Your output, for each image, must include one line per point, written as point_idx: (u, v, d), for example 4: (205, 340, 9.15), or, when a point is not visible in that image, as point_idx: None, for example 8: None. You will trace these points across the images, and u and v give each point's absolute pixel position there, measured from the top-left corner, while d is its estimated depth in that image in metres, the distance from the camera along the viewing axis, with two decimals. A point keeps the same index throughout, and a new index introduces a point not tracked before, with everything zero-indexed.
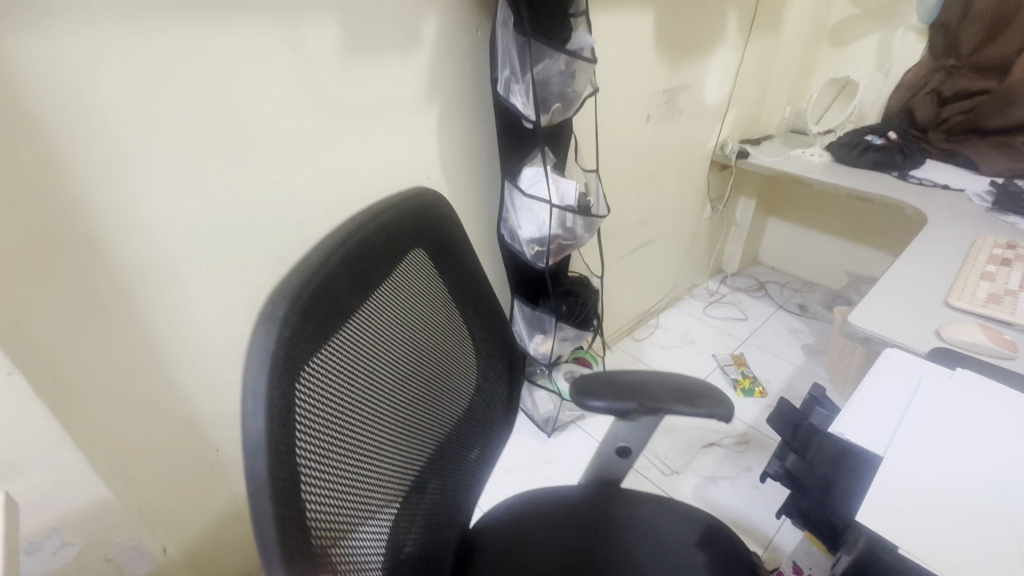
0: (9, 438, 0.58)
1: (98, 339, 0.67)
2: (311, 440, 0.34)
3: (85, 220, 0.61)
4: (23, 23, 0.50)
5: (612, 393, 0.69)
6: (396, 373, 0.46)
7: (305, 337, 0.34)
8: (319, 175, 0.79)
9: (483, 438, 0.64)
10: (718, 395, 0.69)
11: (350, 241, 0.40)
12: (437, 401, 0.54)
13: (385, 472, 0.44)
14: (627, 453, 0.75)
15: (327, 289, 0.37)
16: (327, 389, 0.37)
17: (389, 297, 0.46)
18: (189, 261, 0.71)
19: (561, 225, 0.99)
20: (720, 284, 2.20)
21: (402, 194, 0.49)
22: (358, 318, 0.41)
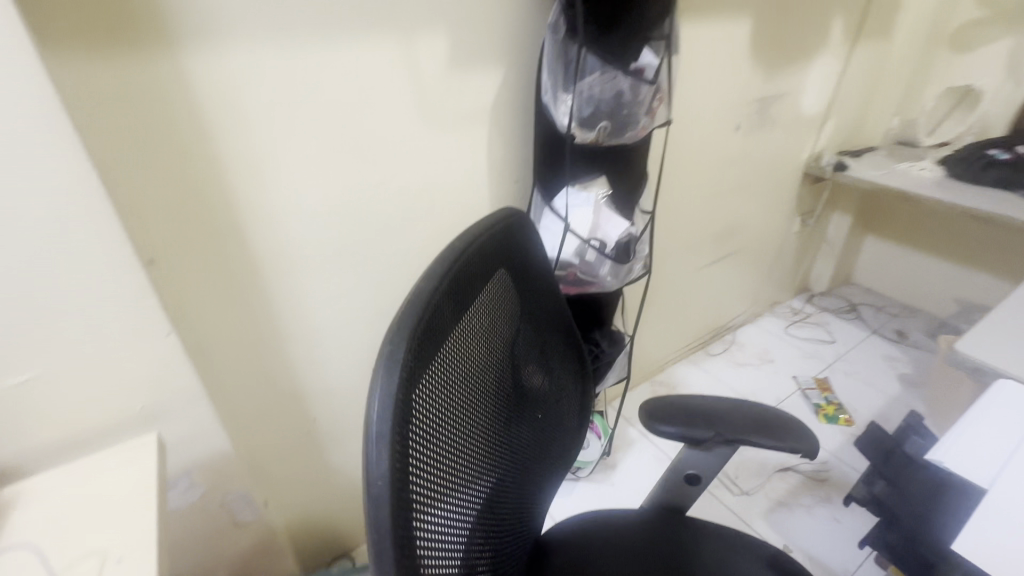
0: (164, 388, 0.69)
1: (233, 312, 0.77)
2: (417, 462, 0.37)
3: (233, 210, 0.71)
4: (204, 43, 0.61)
5: (686, 420, 0.69)
6: (482, 395, 0.49)
7: (415, 364, 0.37)
8: (420, 176, 0.86)
9: (549, 453, 0.67)
10: (797, 429, 0.68)
11: (449, 263, 0.44)
12: (514, 420, 0.56)
13: (472, 489, 0.47)
14: (696, 480, 0.75)
15: (429, 319, 0.40)
16: (429, 414, 0.40)
17: (475, 322, 0.48)
18: (308, 248, 0.80)
19: (580, 256, 0.95)
20: (806, 303, 2.08)
21: (483, 219, 0.52)
22: (452, 344, 0.44)
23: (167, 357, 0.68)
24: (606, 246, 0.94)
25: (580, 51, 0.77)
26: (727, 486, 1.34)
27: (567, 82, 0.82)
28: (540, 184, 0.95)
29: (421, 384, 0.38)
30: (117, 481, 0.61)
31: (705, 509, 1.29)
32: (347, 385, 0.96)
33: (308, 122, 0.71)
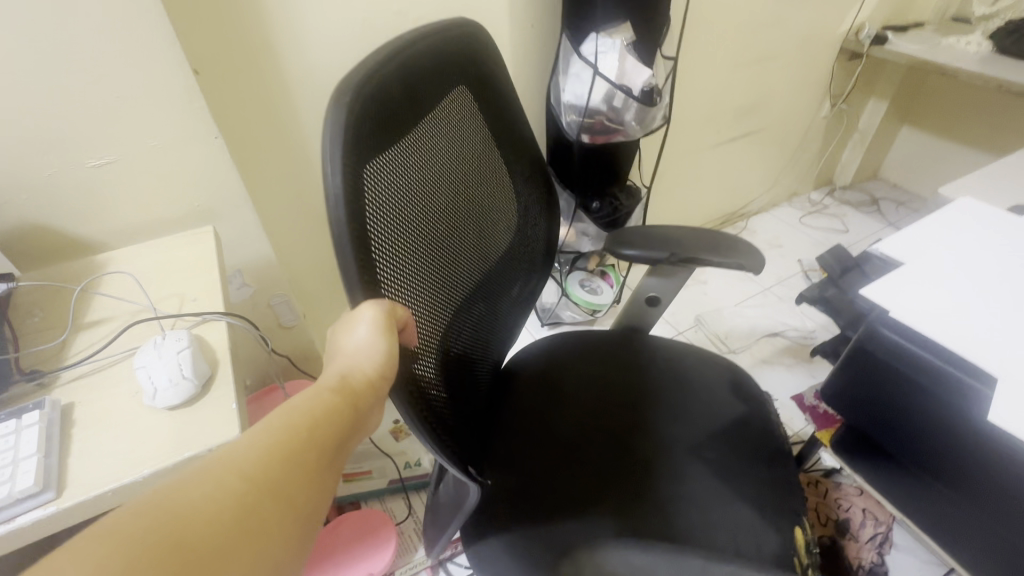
0: (216, 189, 0.81)
1: (270, 133, 0.87)
2: (381, 223, 0.42)
3: (263, 31, 0.77)
4: None
5: (644, 243, 0.74)
6: (449, 195, 0.54)
7: (366, 137, 0.40)
8: (436, 10, 0.89)
9: (521, 280, 0.74)
10: (745, 249, 0.73)
11: (405, 50, 0.46)
12: (483, 233, 0.62)
13: (439, 277, 0.54)
14: (656, 303, 0.83)
15: (386, 95, 0.43)
16: (393, 186, 0.44)
17: (438, 123, 0.52)
18: (333, 76, 0.87)
19: (607, 103, 1.01)
20: (827, 196, 2.07)
21: (443, 20, 0.53)
22: (414, 134, 0.48)
23: (217, 158, 0.78)
24: (634, 92, 0.99)
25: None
26: (716, 344, 1.47)
27: None
28: (568, 30, 0.98)
29: (375, 163, 0.42)
30: (186, 254, 0.75)
31: None
32: None
33: None
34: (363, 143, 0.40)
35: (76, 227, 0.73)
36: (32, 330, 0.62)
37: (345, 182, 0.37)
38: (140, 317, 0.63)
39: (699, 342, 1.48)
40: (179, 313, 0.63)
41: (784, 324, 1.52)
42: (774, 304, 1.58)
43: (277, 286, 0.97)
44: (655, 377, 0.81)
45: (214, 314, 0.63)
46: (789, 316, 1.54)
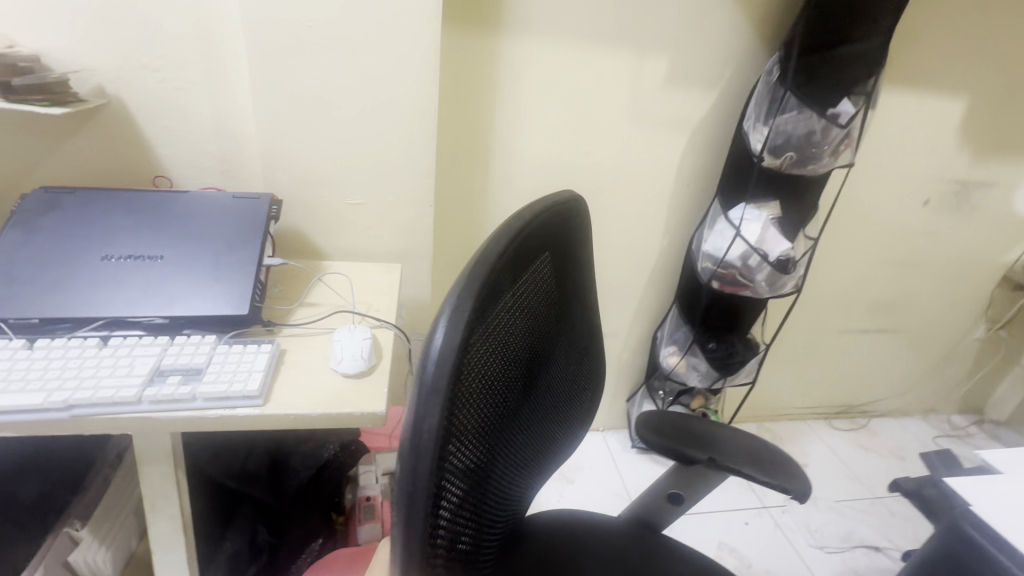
0: (413, 240, 1.06)
1: (463, 211, 1.14)
2: (469, 415, 0.41)
3: (487, 143, 1.07)
4: (516, 33, 0.97)
5: (682, 440, 0.75)
6: (524, 373, 0.53)
7: (477, 323, 0.40)
8: (613, 156, 1.14)
9: (559, 441, 0.72)
10: (788, 469, 0.72)
11: (516, 233, 0.47)
12: (541, 405, 0.61)
13: (500, 458, 0.51)
14: (676, 502, 0.80)
15: (497, 283, 0.43)
16: (488, 375, 0.43)
17: (527, 297, 0.51)
18: (521, 183, 1.13)
19: (743, 260, 1.12)
20: (972, 424, 1.86)
21: (547, 194, 0.55)
22: (510, 315, 0.47)
23: (424, 219, 1.04)
24: (771, 257, 1.09)
25: (784, 93, 0.99)
26: (804, 534, 1.35)
27: (764, 115, 1.04)
28: (722, 196, 1.16)
29: (479, 348, 0.41)
30: (377, 277, 1.00)
31: (771, 538, 1.33)
32: None
33: (554, 96, 1.05)
34: (473, 331, 0.39)
35: (319, 238, 1.03)
36: (275, 294, 0.88)
37: (444, 382, 0.37)
38: (341, 309, 0.86)
39: (785, 525, 1.37)
40: (366, 315, 0.85)
41: (889, 541, 1.35)
42: (882, 517, 1.43)
43: (421, 324, 1.19)
44: None
45: (388, 324, 0.84)
46: (897, 536, 1.37)
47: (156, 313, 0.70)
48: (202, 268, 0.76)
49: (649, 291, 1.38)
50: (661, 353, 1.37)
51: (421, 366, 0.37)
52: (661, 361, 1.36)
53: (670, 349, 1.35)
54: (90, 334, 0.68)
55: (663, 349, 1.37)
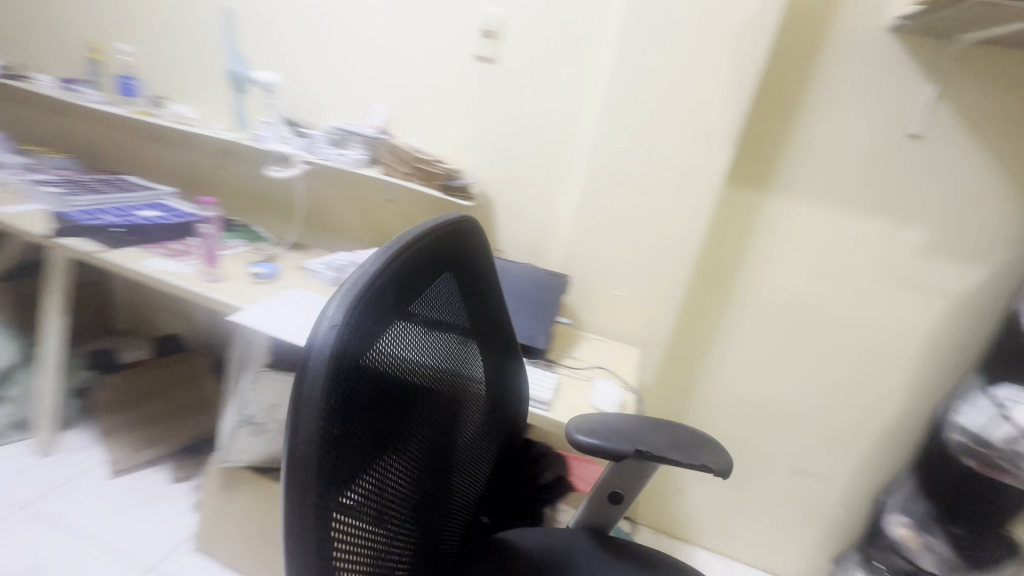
0: (654, 332, 1.32)
1: (699, 319, 1.36)
2: (356, 427, 0.41)
3: (735, 270, 1.30)
4: (782, 194, 1.21)
5: (612, 437, 0.77)
6: (419, 390, 0.54)
7: (362, 324, 0.41)
8: (854, 303, 1.24)
9: (469, 484, 0.70)
10: (709, 447, 0.75)
11: (403, 251, 0.49)
12: (447, 434, 0.61)
13: (401, 482, 0.51)
14: (620, 499, 0.83)
15: (381, 295, 0.44)
16: (373, 387, 0.44)
17: (416, 315, 0.53)
18: (757, 308, 1.31)
19: (1005, 441, 1.01)
20: None
21: (436, 220, 0.58)
22: (396, 328, 0.48)
23: (667, 318, 1.30)
24: None
25: None
26: None
27: None
28: (984, 370, 1.13)
29: (362, 355, 0.42)
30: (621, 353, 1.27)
31: None
32: (718, 401, 1.42)
33: (805, 245, 1.23)
34: (358, 335, 0.41)
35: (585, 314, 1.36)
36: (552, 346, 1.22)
37: (321, 389, 0.36)
38: (598, 368, 1.15)
39: None
40: (616, 377, 1.12)
41: None
42: None
43: None
44: None
45: (630, 388, 1.08)
46: None
47: None
48: (520, 313, 1.15)
49: (871, 445, 1.34)
50: (887, 519, 1.28)
51: (300, 371, 0.37)
52: (886, 528, 1.26)
53: (900, 518, 1.24)
54: None
55: (890, 516, 1.27)
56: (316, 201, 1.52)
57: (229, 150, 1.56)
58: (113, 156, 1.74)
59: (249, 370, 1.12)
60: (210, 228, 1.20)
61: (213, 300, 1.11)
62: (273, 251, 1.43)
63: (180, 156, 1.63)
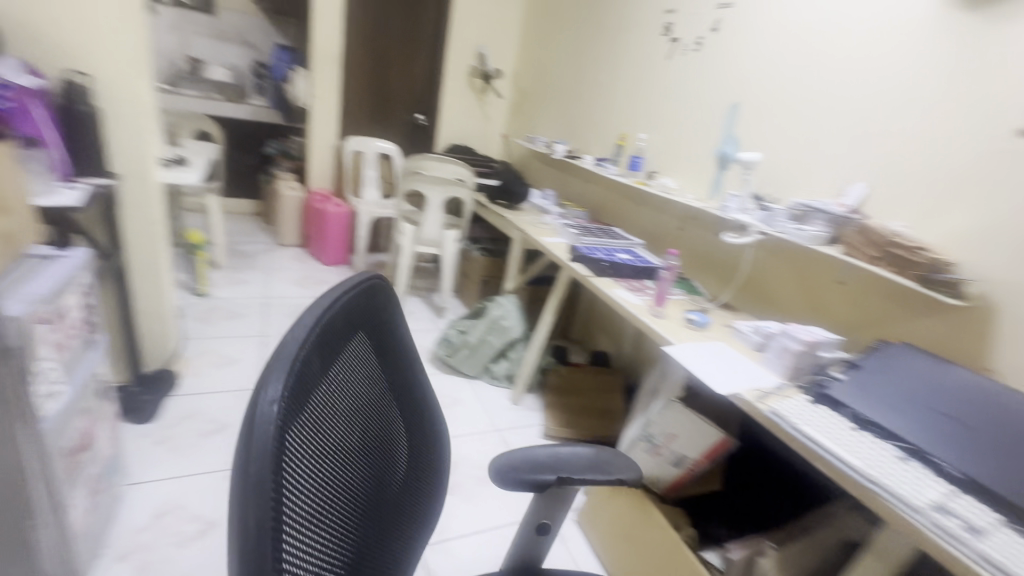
0: None
1: None
2: (296, 507, 0.36)
3: None
4: None
5: (531, 468, 0.80)
6: (352, 452, 0.50)
7: (299, 392, 0.38)
8: None
9: (400, 554, 0.62)
10: (619, 464, 0.84)
11: (321, 314, 0.45)
12: (377, 499, 0.55)
13: (345, 552, 0.46)
14: (545, 530, 0.86)
15: (304, 366, 0.40)
16: (307, 461, 0.40)
17: (343, 372, 0.49)
18: None
19: None
20: None
21: (351, 277, 0.54)
22: (324, 390, 0.44)
23: None
24: None
25: None
26: None
27: None
28: None
29: (294, 427, 0.37)
30: None
31: None
32: None
33: None
34: (297, 404, 0.38)
35: None
36: None
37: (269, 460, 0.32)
38: None
39: None
40: None
41: None
42: None
43: None
44: None
45: None
46: None
47: (953, 464, 0.85)
48: (1008, 454, 0.83)
49: None
50: None
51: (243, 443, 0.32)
52: None
53: None
54: (895, 447, 0.92)
55: None
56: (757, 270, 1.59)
57: (693, 217, 1.84)
58: (609, 213, 2.36)
59: (665, 397, 1.32)
60: (666, 273, 1.46)
61: (653, 330, 1.36)
62: (705, 305, 1.59)
63: (655, 217, 2.04)
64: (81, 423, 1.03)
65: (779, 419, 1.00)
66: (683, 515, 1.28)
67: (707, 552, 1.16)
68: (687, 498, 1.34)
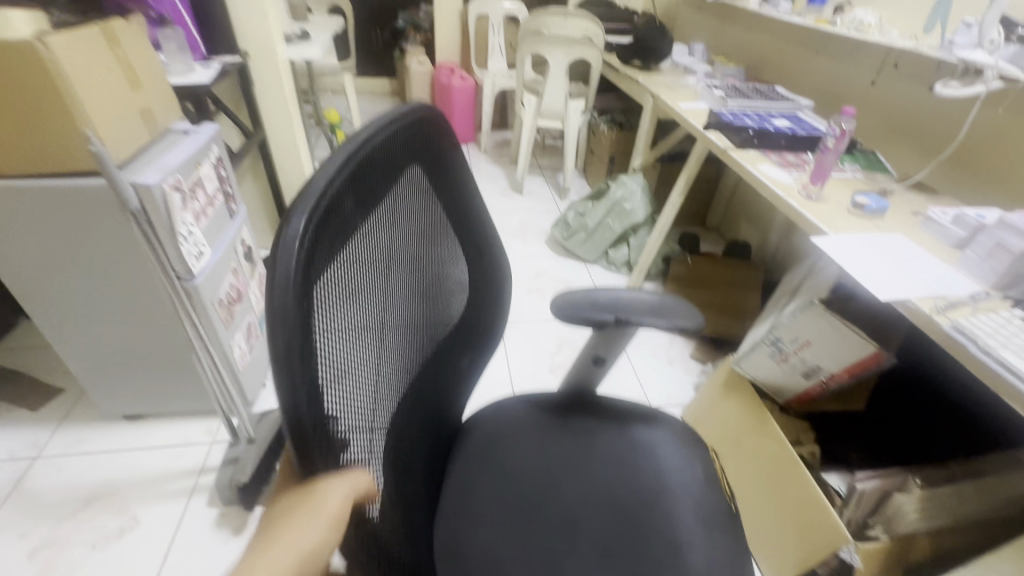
0: None
1: None
2: (330, 324, 0.42)
3: None
4: None
5: (590, 306, 0.78)
6: (398, 281, 0.55)
7: (328, 234, 0.40)
8: None
9: (444, 370, 0.71)
10: (690, 310, 0.77)
11: (359, 147, 0.46)
12: (422, 323, 0.62)
13: (386, 362, 0.54)
14: (601, 364, 0.84)
15: (340, 199, 0.42)
16: (344, 285, 0.44)
17: (388, 208, 0.52)
18: None
19: None
20: None
21: (399, 109, 0.54)
22: (367, 224, 0.47)
23: None
24: None
25: None
26: None
27: None
28: None
29: (329, 256, 0.41)
30: None
31: None
32: None
33: None
34: (325, 246, 0.40)
35: None
36: None
37: (293, 297, 0.36)
38: None
39: None
40: None
41: None
42: None
43: None
44: (605, 434, 0.82)
45: None
46: None
47: None
48: None
49: None
50: None
51: (270, 281, 0.36)
52: None
53: None
54: None
55: None
56: (982, 135, 1.13)
57: (894, 62, 1.34)
58: (773, 68, 1.87)
59: (804, 299, 1.08)
60: (833, 141, 1.11)
61: (802, 218, 1.08)
62: (887, 186, 1.20)
63: (837, 69, 1.55)
64: (233, 280, 1.21)
65: (971, 344, 0.74)
66: (807, 428, 1.13)
67: (829, 474, 1.02)
68: (816, 412, 1.16)
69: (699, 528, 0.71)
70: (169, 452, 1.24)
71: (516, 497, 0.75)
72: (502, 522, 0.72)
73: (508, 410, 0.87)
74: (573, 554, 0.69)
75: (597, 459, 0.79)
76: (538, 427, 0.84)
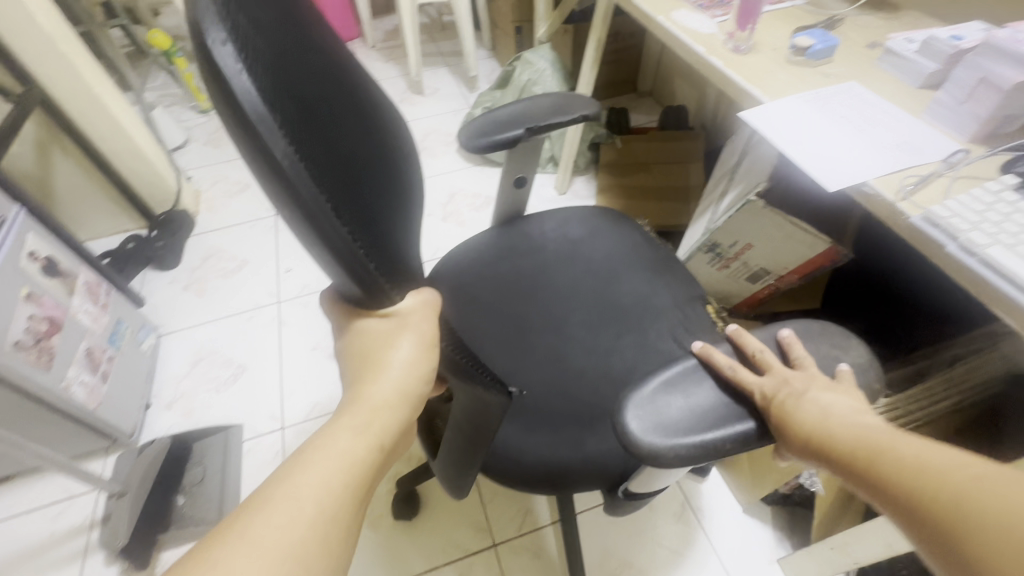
0: None
1: None
2: (327, 157, 0.33)
3: None
4: None
5: (498, 129, 0.79)
6: (349, 114, 0.45)
7: (253, 34, 0.31)
8: None
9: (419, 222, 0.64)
10: (578, 103, 0.84)
11: None
12: (388, 160, 0.54)
13: (387, 197, 0.47)
14: (522, 183, 0.88)
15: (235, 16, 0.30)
16: (314, 117, 0.35)
17: (288, 31, 0.39)
18: None
19: None
20: None
21: None
22: (284, 49, 0.35)
23: None
24: None
25: None
26: None
27: None
28: None
29: (278, 82, 0.31)
30: None
31: None
32: None
33: None
34: (260, 49, 0.31)
35: None
36: None
37: (266, 95, 0.27)
38: None
39: None
40: None
41: None
42: None
43: None
44: (546, 241, 0.89)
45: None
46: None
47: None
48: None
49: None
50: None
51: (223, 97, 0.27)
52: None
53: None
54: None
55: None
56: None
57: None
58: None
59: (741, 189, 0.86)
60: None
61: (730, 84, 0.82)
62: (835, 12, 0.91)
63: None
64: (35, 309, 0.94)
65: (949, 242, 0.54)
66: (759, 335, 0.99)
67: None
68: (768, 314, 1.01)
69: (646, 279, 0.83)
70: (51, 511, 1.07)
71: (503, 326, 0.79)
72: (498, 341, 0.78)
73: (453, 259, 0.88)
74: (567, 333, 0.78)
75: (551, 264, 0.86)
76: (493, 247, 0.88)
